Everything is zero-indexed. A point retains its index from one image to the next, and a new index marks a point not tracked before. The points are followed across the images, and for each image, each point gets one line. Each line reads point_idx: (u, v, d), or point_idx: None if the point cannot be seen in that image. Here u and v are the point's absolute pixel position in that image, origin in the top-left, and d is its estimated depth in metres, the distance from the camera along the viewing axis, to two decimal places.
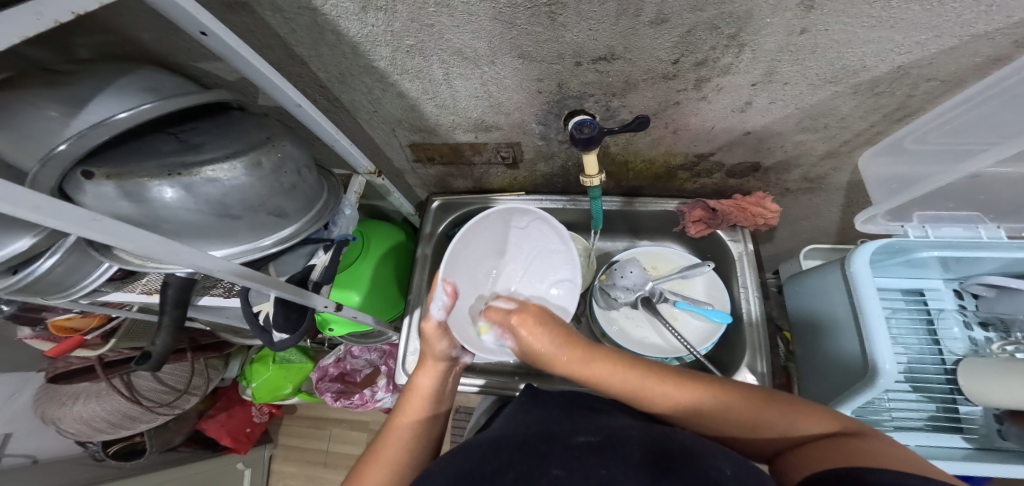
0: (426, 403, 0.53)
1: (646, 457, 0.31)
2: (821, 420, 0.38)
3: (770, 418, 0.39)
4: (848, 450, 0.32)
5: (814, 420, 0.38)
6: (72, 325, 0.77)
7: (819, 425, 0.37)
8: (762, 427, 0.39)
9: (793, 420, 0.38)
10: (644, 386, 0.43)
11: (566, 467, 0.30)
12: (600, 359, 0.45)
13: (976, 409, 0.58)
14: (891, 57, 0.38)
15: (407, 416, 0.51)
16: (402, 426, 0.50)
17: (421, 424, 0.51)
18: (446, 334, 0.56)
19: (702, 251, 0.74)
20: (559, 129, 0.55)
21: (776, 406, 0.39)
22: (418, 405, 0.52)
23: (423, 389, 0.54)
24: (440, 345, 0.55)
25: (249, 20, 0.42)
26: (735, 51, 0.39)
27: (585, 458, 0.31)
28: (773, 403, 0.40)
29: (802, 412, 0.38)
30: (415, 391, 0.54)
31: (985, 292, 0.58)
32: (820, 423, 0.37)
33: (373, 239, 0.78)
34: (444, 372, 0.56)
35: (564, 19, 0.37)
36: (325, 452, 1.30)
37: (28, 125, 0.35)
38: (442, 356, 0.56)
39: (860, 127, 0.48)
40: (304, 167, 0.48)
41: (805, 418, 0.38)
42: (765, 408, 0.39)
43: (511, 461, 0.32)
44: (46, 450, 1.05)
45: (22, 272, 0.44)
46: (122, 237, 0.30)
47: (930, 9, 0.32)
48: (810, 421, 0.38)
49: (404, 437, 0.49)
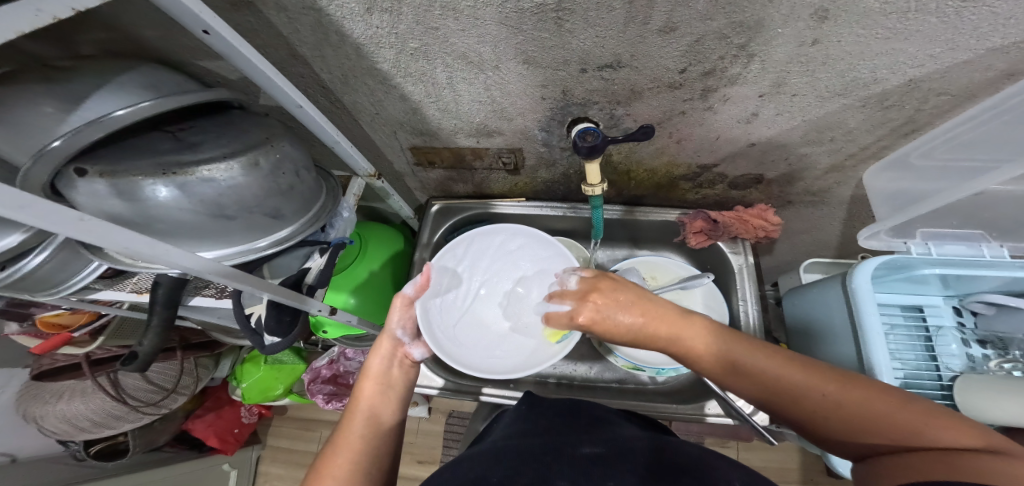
0: (380, 385, 0.51)
1: (655, 471, 0.29)
2: (955, 426, 0.29)
3: (897, 415, 0.30)
4: (962, 468, 0.26)
5: (942, 426, 0.29)
6: (61, 321, 0.74)
7: (953, 433, 0.28)
8: (880, 424, 0.31)
9: (913, 420, 0.30)
10: (767, 371, 0.37)
11: (572, 478, 0.29)
12: (657, 319, 0.43)
13: (970, 425, 0.57)
14: (902, 70, 0.38)
15: (359, 401, 0.49)
16: (358, 411, 0.48)
17: (375, 407, 0.49)
18: (405, 309, 0.56)
19: (702, 262, 0.74)
20: (562, 136, 0.55)
21: (890, 403, 0.31)
22: (370, 389, 0.50)
23: (372, 371, 0.52)
24: (395, 320, 0.56)
25: (255, 19, 0.41)
26: (743, 62, 0.38)
27: (592, 471, 0.30)
28: (893, 402, 0.31)
29: (939, 417, 0.29)
30: (366, 375, 0.52)
31: (984, 310, 0.58)
32: (959, 432, 0.28)
33: (371, 241, 0.77)
34: (390, 354, 0.54)
35: (571, 25, 0.37)
36: (314, 454, 1.27)
37: (23, 121, 0.34)
38: (392, 333, 0.55)
39: (867, 141, 0.48)
40: (302, 168, 0.47)
41: (929, 422, 0.29)
42: (868, 401, 0.32)
43: (515, 471, 0.31)
44: (25, 449, 1.02)
45: (10, 269, 0.42)
46: (111, 239, 0.29)
47: (946, 21, 0.32)
48: (953, 430, 0.28)
49: (357, 422, 0.47)
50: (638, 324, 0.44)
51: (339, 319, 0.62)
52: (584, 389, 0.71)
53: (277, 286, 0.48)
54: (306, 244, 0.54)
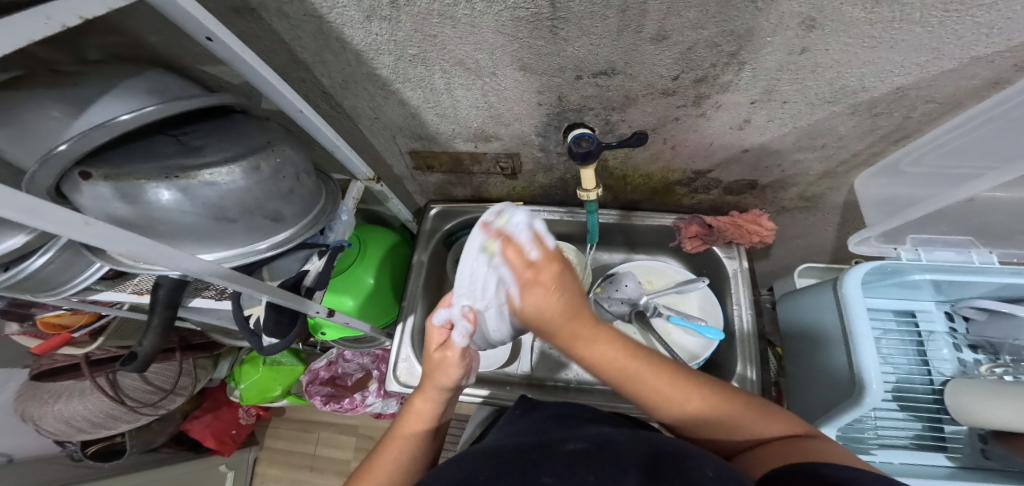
0: (427, 428, 0.47)
1: (640, 461, 0.30)
2: (781, 422, 0.39)
3: (741, 421, 0.39)
4: (806, 447, 0.34)
5: (777, 423, 0.38)
6: (61, 321, 0.75)
7: (784, 429, 0.38)
8: (729, 426, 0.39)
9: (754, 422, 0.39)
10: (633, 372, 0.42)
11: (557, 472, 0.30)
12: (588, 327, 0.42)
13: (961, 428, 0.59)
14: (889, 78, 0.38)
15: (403, 437, 0.46)
16: (397, 447, 0.45)
17: (420, 448, 0.46)
18: (461, 362, 0.46)
19: (698, 266, 0.74)
20: (559, 141, 0.55)
21: (737, 409, 0.40)
22: (417, 428, 0.46)
23: (421, 415, 0.47)
24: (450, 372, 0.46)
25: (256, 26, 0.42)
26: (735, 69, 0.39)
27: (578, 464, 0.31)
28: (744, 406, 0.40)
29: (772, 416, 0.39)
30: (412, 415, 0.47)
31: (976, 315, 0.58)
32: (783, 425, 0.38)
33: (370, 244, 0.77)
34: (447, 398, 0.48)
35: (566, 33, 0.37)
36: (312, 456, 1.27)
37: (31, 125, 0.35)
38: (449, 386, 0.47)
39: (858, 148, 0.49)
40: (302, 171, 0.48)
41: (766, 421, 0.39)
42: (711, 405, 0.40)
43: (504, 469, 0.31)
44: (22, 448, 1.02)
45: (13, 270, 0.43)
46: (115, 241, 0.30)
47: (930, 31, 0.33)
48: (779, 425, 0.38)
49: (400, 451, 0.45)
50: (558, 314, 0.41)
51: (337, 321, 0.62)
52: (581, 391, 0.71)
53: (275, 288, 0.48)
54: (305, 246, 0.55)
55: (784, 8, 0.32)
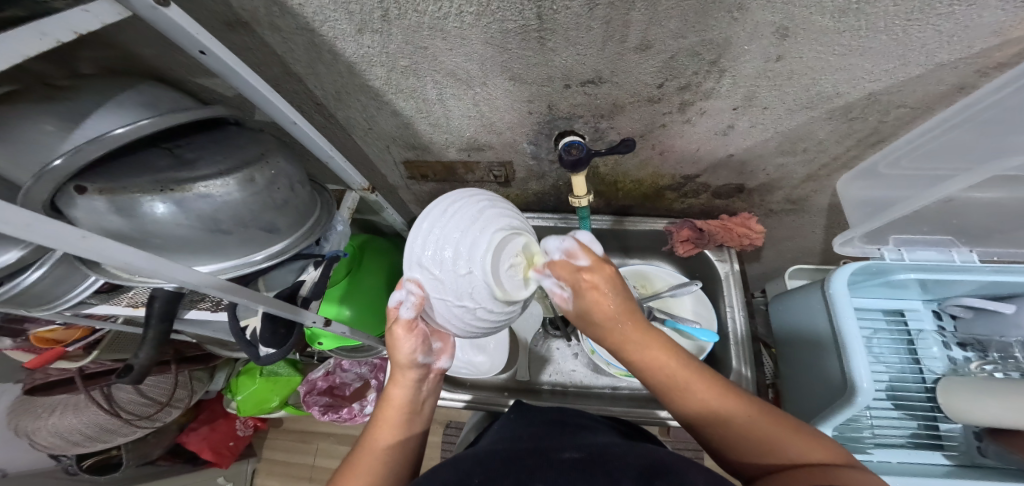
0: (404, 417, 0.47)
1: (628, 471, 0.30)
2: (819, 447, 0.35)
3: (769, 433, 0.37)
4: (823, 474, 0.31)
5: (823, 452, 0.34)
6: (55, 336, 0.74)
7: (821, 453, 0.34)
8: (760, 445, 0.36)
9: (789, 445, 0.35)
10: (680, 380, 0.41)
11: (550, 478, 0.30)
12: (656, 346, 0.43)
13: (955, 426, 0.60)
14: (861, 84, 0.40)
15: (380, 429, 0.45)
16: (375, 442, 0.44)
17: (398, 438, 0.45)
18: (412, 334, 0.46)
19: (690, 270, 0.75)
20: (550, 149, 0.57)
21: (776, 426, 0.37)
22: (392, 419, 0.46)
23: (396, 400, 0.47)
24: (406, 345, 0.46)
25: (249, 40, 0.43)
26: (716, 76, 0.40)
27: (571, 470, 0.31)
28: (782, 427, 0.37)
29: (813, 441, 0.35)
30: (388, 405, 0.47)
31: (962, 313, 0.59)
32: (819, 451, 0.34)
33: (366, 254, 0.78)
34: (418, 380, 0.48)
35: (553, 44, 0.39)
36: (310, 467, 1.26)
37: (26, 141, 0.36)
38: (411, 361, 0.46)
39: (837, 151, 0.50)
40: (297, 183, 0.48)
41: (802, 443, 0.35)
42: (744, 419, 0.38)
43: (500, 475, 0.31)
44: (15, 463, 1.01)
45: (7, 285, 0.43)
46: (111, 255, 0.30)
47: (895, 39, 0.34)
48: (822, 451, 0.34)
49: (374, 451, 0.43)
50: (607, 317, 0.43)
51: (333, 331, 0.63)
52: (578, 396, 0.71)
53: (272, 298, 0.49)
54: (301, 257, 0.56)
55: (758, 18, 0.33)
